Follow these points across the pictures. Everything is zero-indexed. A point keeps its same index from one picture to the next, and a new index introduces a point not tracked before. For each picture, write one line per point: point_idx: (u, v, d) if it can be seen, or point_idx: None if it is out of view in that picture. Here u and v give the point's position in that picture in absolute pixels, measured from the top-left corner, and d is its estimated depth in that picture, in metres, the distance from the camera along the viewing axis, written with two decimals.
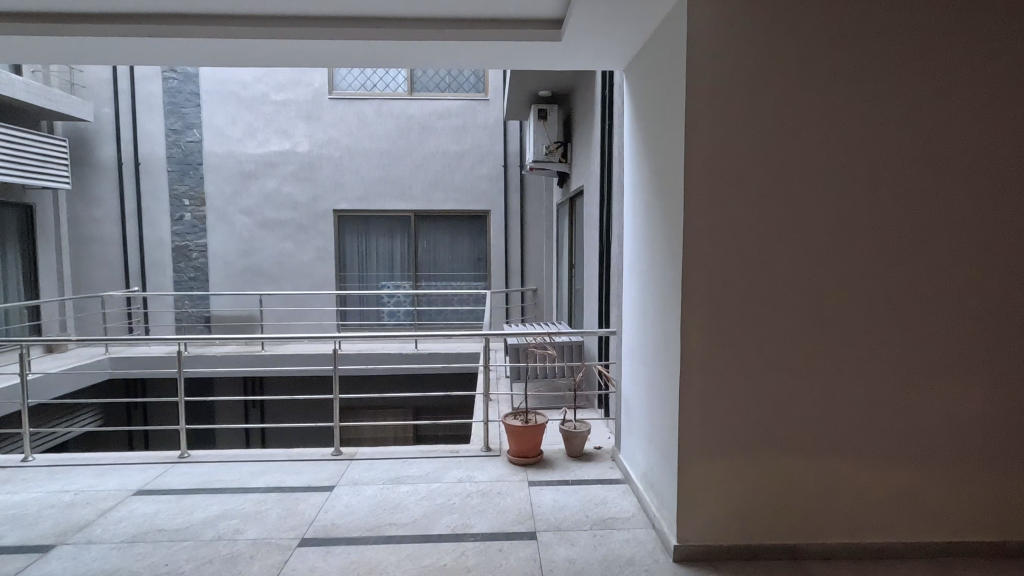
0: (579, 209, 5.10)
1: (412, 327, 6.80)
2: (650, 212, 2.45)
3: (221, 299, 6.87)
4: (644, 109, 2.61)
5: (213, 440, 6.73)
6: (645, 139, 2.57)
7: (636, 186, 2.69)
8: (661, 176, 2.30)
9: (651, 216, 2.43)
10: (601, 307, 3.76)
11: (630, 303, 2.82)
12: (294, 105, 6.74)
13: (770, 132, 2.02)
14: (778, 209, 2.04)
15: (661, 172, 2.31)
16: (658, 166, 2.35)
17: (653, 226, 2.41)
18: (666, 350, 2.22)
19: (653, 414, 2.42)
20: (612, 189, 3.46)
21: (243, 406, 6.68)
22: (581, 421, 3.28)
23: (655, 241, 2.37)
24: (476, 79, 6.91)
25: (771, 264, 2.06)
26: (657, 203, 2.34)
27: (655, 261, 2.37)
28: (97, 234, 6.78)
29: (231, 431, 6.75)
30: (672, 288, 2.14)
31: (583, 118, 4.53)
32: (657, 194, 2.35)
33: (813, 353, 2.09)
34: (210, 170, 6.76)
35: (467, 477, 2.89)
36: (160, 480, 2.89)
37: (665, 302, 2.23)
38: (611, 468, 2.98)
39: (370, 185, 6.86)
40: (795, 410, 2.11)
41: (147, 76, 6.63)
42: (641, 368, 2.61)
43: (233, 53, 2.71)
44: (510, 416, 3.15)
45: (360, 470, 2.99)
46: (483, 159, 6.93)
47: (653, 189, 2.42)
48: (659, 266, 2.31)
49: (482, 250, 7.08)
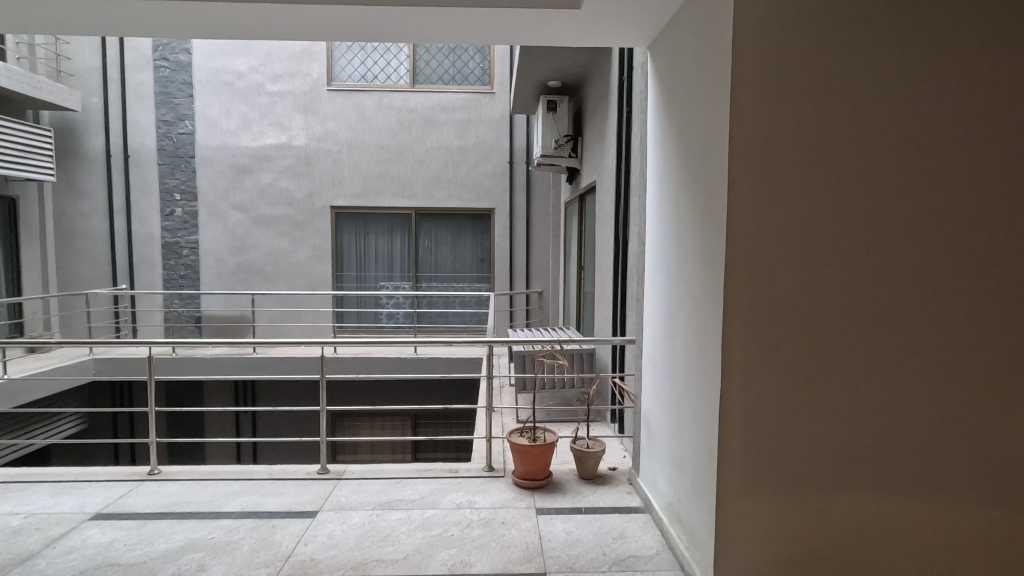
0: (590, 207, 4.79)
1: (411, 330, 6.50)
2: (681, 211, 2.14)
3: (212, 299, 6.57)
4: (672, 95, 2.29)
5: (203, 454, 6.47)
6: (674, 129, 2.26)
7: (661, 181, 2.39)
8: (695, 169, 2.00)
9: (681, 215, 2.14)
10: (613, 313, 3.43)
11: (651, 312, 2.53)
12: (290, 96, 6.44)
13: (830, 123, 1.71)
14: (835, 200, 1.73)
15: (694, 165, 2.01)
16: (690, 161, 2.05)
17: (683, 227, 2.11)
18: (700, 373, 1.92)
19: (681, 442, 2.11)
20: (630, 181, 3.15)
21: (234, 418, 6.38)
22: (595, 438, 2.96)
23: (686, 246, 2.07)
24: (482, 70, 6.56)
25: (830, 278, 1.75)
26: (690, 202, 2.04)
27: (685, 266, 2.07)
28: (82, 229, 6.47)
29: (220, 444, 6.47)
30: (711, 302, 1.83)
31: (596, 107, 4.22)
32: (688, 191, 2.06)
33: (872, 374, 1.78)
34: (203, 163, 6.46)
35: (468, 502, 2.57)
36: (123, 502, 2.58)
37: (701, 317, 1.92)
38: (628, 494, 2.66)
39: (370, 181, 6.56)
40: (853, 446, 1.80)
41: (138, 65, 6.36)
42: (666, 387, 2.31)
43: (208, 22, 2.41)
44: (516, 433, 2.84)
45: (347, 493, 2.67)
46: (488, 155, 6.62)
47: (683, 187, 2.12)
48: (692, 273, 2.01)
49: (485, 250, 6.76)
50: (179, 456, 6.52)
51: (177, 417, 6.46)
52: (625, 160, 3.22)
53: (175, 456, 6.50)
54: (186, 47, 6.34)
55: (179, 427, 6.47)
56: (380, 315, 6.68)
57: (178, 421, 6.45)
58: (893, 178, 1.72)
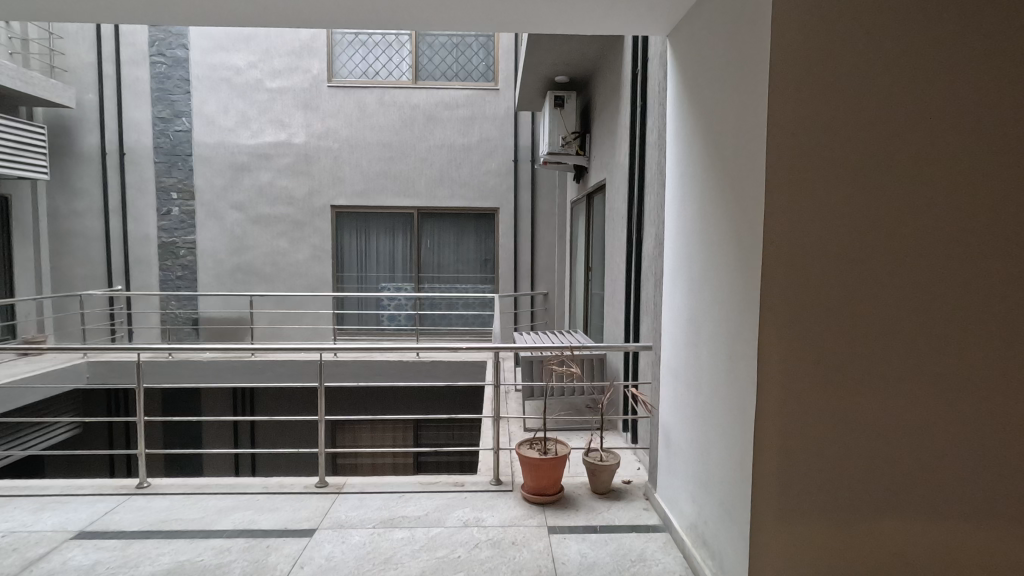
0: (598, 206, 4.65)
1: (413, 332, 6.36)
2: (706, 211, 1.98)
3: (210, 300, 6.42)
4: (695, 88, 2.14)
5: (200, 466, 6.30)
6: (697, 124, 2.10)
7: (683, 180, 2.24)
8: (723, 165, 1.84)
9: (706, 216, 1.98)
10: (626, 318, 3.27)
11: (670, 319, 2.37)
12: (290, 93, 6.28)
13: (875, 113, 1.56)
14: (880, 196, 1.58)
15: (722, 161, 1.85)
16: (717, 157, 1.89)
17: (709, 228, 1.95)
18: (730, 387, 1.76)
19: (708, 460, 1.95)
20: (645, 179, 3.00)
21: (232, 429, 6.26)
22: (608, 450, 2.80)
23: (713, 249, 1.91)
24: (486, 66, 6.41)
25: (875, 283, 1.60)
26: (717, 199, 1.88)
27: (712, 270, 1.91)
28: (76, 229, 6.32)
29: (218, 455, 6.32)
30: (744, 309, 1.68)
31: (606, 102, 4.06)
32: (715, 189, 1.90)
33: (919, 386, 1.63)
34: (200, 162, 6.31)
35: (475, 520, 2.41)
36: (108, 519, 2.43)
37: (731, 326, 1.76)
38: (645, 510, 2.50)
39: (371, 179, 6.41)
40: (900, 466, 1.65)
41: (134, 61, 6.19)
42: (688, 400, 2.14)
43: (199, 7, 2.24)
44: (525, 445, 2.69)
45: (348, 509, 2.52)
46: (492, 153, 6.47)
47: (708, 184, 1.96)
48: (719, 275, 1.85)
49: (489, 250, 6.61)
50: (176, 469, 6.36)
51: (173, 428, 6.29)
52: (640, 158, 3.06)
53: (171, 469, 6.34)
54: (183, 43, 6.18)
55: (175, 439, 6.30)
56: (381, 317, 6.53)
57: (175, 432, 6.28)
58: (944, 173, 1.57)
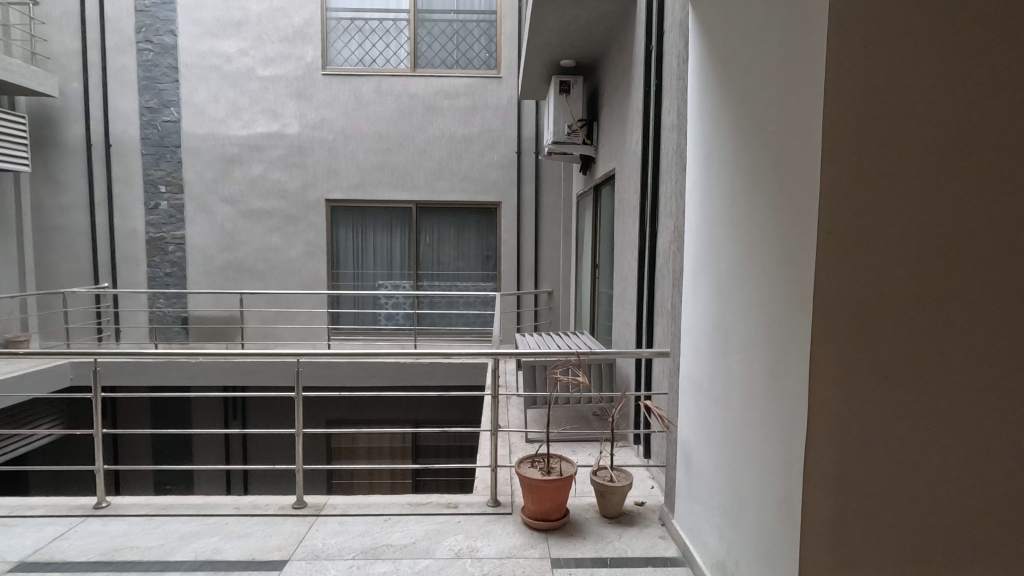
0: (606, 199, 4.36)
1: (412, 332, 6.08)
2: (740, 196, 1.66)
3: (200, 298, 6.15)
4: (724, 55, 1.82)
5: (191, 483, 6.08)
6: (727, 96, 1.78)
7: (709, 162, 1.92)
8: (763, 139, 1.52)
9: (739, 202, 1.67)
10: (638, 321, 2.98)
11: (694, 324, 2.06)
12: (283, 82, 6.00)
13: (963, 76, 1.24)
14: (965, 173, 1.27)
15: (761, 134, 1.54)
16: (755, 130, 1.58)
17: (744, 214, 1.64)
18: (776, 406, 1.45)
19: (740, 493, 1.65)
20: (661, 166, 2.70)
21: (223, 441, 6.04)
22: (619, 468, 2.51)
23: (749, 241, 1.60)
24: (488, 53, 6.11)
25: (953, 284, 1.29)
26: (756, 180, 1.56)
27: (749, 264, 1.59)
28: (60, 224, 6.05)
29: (211, 471, 6.10)
30: (796, 309, 1.37)
31: (616, 85, 3.75)
32: (752, 169, 1.58)
33: (1009, 409, 1.32)
34: (189, 153, 6.04)
35: (469, 550, 2.13)
36: (54, 547, 2.15)
37: (776, 331, 1.44)
38: (661, 539, 2.21)
39: (367, 172, 6.13)
40: (982, 509, 1.35)
41: (120, 48, 5.91)
42: (716, 420, 1.84)
43: None
44: (526, 463, 2.40)
45: (325, 536, 2.24)
46: (495, 144, 6.16)
47: (744, 164, 1.64)
48: (756, 270, 1.55)
49: (491, 247, 6.32)
50: (166, 487, 6.10)
51: (163, 441, 6.06)
52: (654, 142, 2.77)
53: (161, 488, 6.08)
54: (170, 29, 5.89)
55: (165, 453, 6.07)
56: (378, 317, 6.25)
57: (165, 445, 6.05)
58: None
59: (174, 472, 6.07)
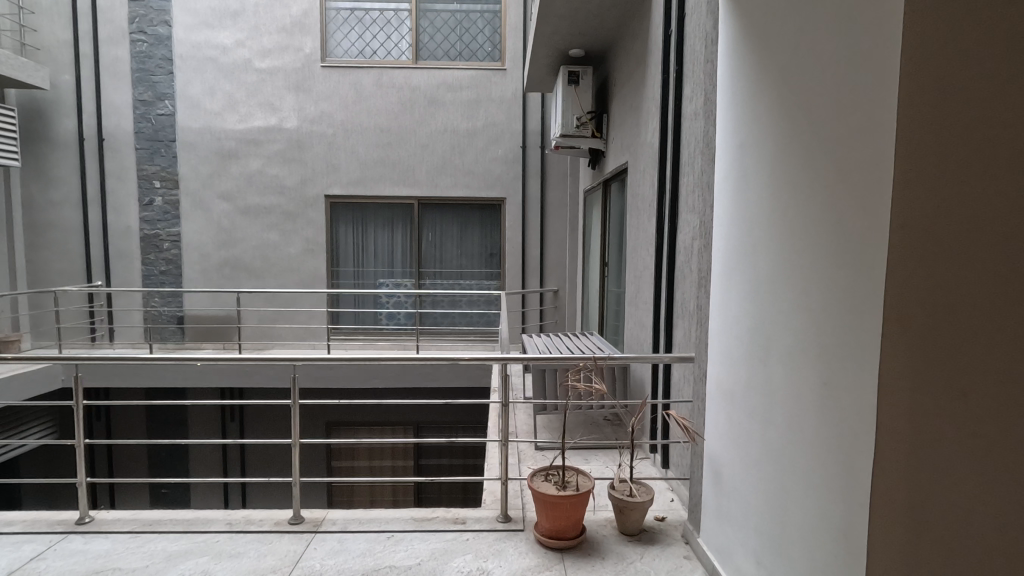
0: (616, 195, 4.20)
1: (414, 332, 5.92)
2: (786, 191, 1.49)
3: (196, 297, 5.97)
4: (769, 31, 1.61)
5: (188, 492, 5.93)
6: (769, 81, 1.60)
7: (745, 154, 1.75)
8: (818, 127, 1.34)
9: (785, 198, 1.49)
10: (656, 322, 2.81)
11: (724, 331, 1.89)
12: (281, 74, 5.82)
13: None
14: None
15: (815, 122, 1.36)
16: (806, 117, 1.40)
17: (790, 211, 1.46)
18: (837, 428, 1.27)
19: (787, 528, 1.47)
20: (682, 157, 2.54)
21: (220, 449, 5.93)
22: (639, 480, 2.35)
23: (798, 242, 1.42)
24: (492, 45, 5.93)
25: None
26: (808, 172, 1.38)
27: (798, 267, 1.42)
28: (52, 221, 5.88)
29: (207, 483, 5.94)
30: (863, 328, 1.18)
31: (629, 74, 3.58)
32: (803, 160, 1.40)
33: None
34: (184, 148, 5.87)
35: (480, 572, 1.96)
36: (32, 568, 1.99)
37: (837, 343, 1.27)
38: (687, 559, 2.05)
39: (368, 167, 5.96)
40: None
41: (113, 39, 5.73)
42: (755, 439, 1.66)
43: None
44: (539, 476, 2.24)
45: (325, 555, 2.08)
46: (499, 138, 5.98)
47: (791, 155, 1.46)
48: (813, 278, 1.36)
49: (495, 244, 6.14)
50: (161, 492, 5.99)
51: (159, 445, 5.95)
52: (675, 133, 2.60)
53: (156, 493, 5.95)
54: (165, 19, 5.71)
55: (161, 459, 5.94)
56: (379, 316, 6.07)
57: (161, 450, 5.94)
58: None
59: (170, 477, 5.95)
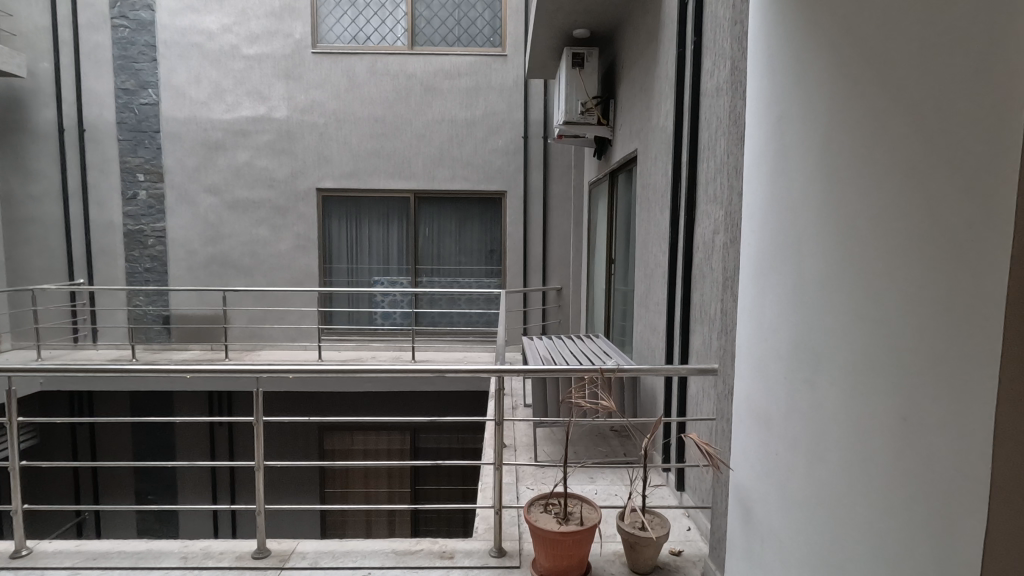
0: (624, 186, 3.90)
1: (410, 332, 5.63)
2: (855, 173, 1.15)
3: (182, 296, 5.71)
4: None
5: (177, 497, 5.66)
6: (829, 34, 1.26)
7: (793, 128, 1.41)
8: (902, 92, 1.02)
9: (852, 182, 1.16)
10: (670, 326, 2.52)
11: (757, 341, 1.59)
12: (269, 61, 5.53)
13: None
14: None
15: (898, 84, 1.03)
16: (882, 81, 1.07)
17: (861, 198, 1.13)
18: (929, 492, 0.95)
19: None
20: (702, 140, 2.23)
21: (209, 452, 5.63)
22: (653, 509, 2.05)
23: (874, 240, 1.09)
24: (492, 30, 5.61)
25: None
26: (890, 148, 1.05)
27: (874, 272, 1.09)
28: (32, 216, 5.62)
29: (195, 489, 5.66)
30: (967, 355, 0.87)
31: (639, 52, 3.27)
32: (882, 132, 1.07)
33: None
34: (169, 139, 5.60)
35: None
36: None
37: (924, 379, 0.96)
38: None
39: (361, 159, 5.67)
40: None
41: (93, 24, 5.44)
42: (799, 476, 1.36)
43: None
44: (538, 505, 1.95)
45: None
46: (499, 128, 5.68)
47: (864, 127, 1.13)
48: (887, 283, 1.05)
49: (495, 240, 5.85)
50: (148, 498, 5.68)
51: (142, 447, 5.65)
52: (693, 113, 2.29)
53: (143, 499, 5.65)
54: (147, 3, 5.42)
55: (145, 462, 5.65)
56: (374, 316, 5.78)
57: (144, 452, 5.64)
58: None
59: (155, 481, 5.65)
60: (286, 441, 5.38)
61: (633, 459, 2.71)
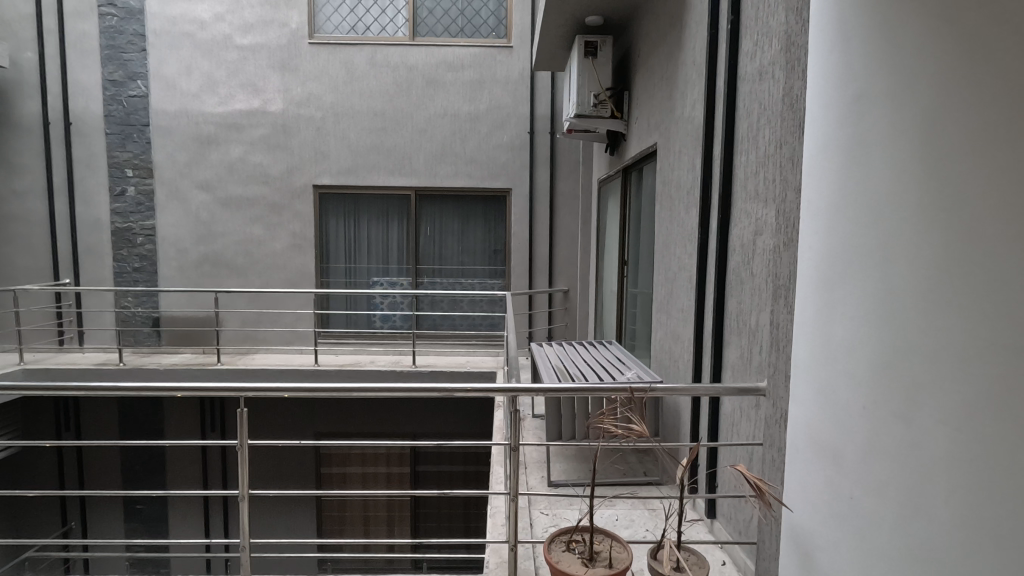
0: (639, 184, 3.68)
1: (410, 334, 5.41)
2: (966, 125, 0.94)
3: (173, 296, 5.49)
4: None
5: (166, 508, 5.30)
6: None
7: (871, 83, 1.19)
8: None
9: (962, 136, 0.95)
10: (699, 336, 2.29)
11: (820, 358, 1.37)
12: (264, 51, 5.28)
13: None
14: None
15: None
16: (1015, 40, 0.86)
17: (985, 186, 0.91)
18: None
19: None
20: (741, 130, 1.99)
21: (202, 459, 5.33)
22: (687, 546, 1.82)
23: (994, 205, 0.89)
24: (497, 20, 5.37)
25: None
26: (1020, 90, 0.84)
27: (997, 245, 0.89)
28: (15, 212, 5.37)
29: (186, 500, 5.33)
30: None
31: (660, 39, 3.03)
32: (1009, 69, 0.86)
33: None
34: (159, 133, 5.36)
35: None
36: None
37: None
38: None
39: (360, 154, 5.44)
40: None
41: (79, 12, 5.19)
42: (881, 521, 1.14)
43: None
44: (560, 543, 1.72)
45: None
46: (504, 123, 5.44)
47: (985, 94, 0.91)
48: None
49: (499, 239, 5.62)
50: (136, 508, 5.32)
51: (133, 456, 5.39)
52: (731, 101, 2.06)
53: (130, 509, 5.29)
54: None
55: (135, 470, 5.38)
56: (372, 318, 5.56)
57: (135, 461, 5.38)
58: None
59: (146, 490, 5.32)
60: (281, 446, 5.15)
61: (656, 480, 2.49)
